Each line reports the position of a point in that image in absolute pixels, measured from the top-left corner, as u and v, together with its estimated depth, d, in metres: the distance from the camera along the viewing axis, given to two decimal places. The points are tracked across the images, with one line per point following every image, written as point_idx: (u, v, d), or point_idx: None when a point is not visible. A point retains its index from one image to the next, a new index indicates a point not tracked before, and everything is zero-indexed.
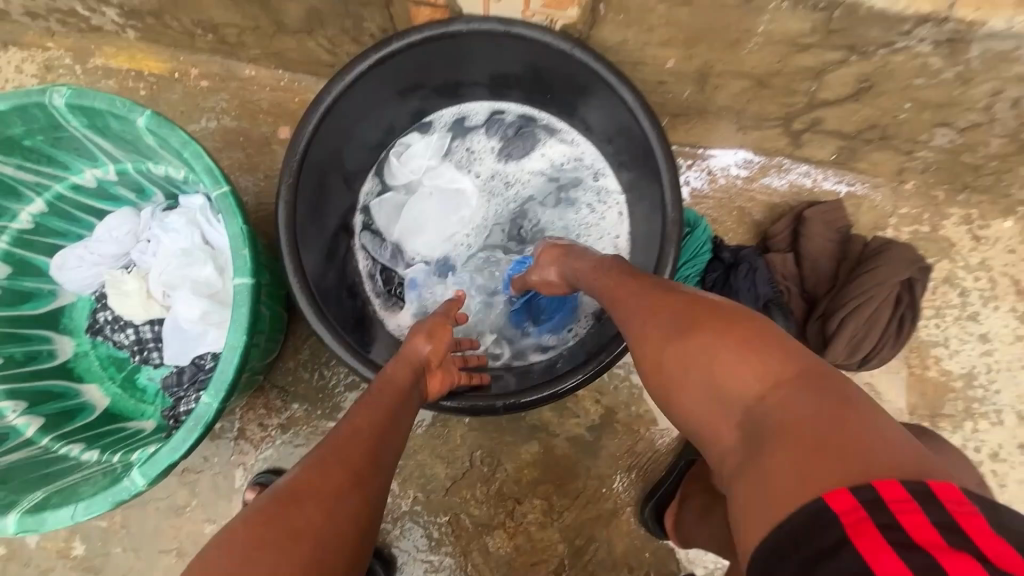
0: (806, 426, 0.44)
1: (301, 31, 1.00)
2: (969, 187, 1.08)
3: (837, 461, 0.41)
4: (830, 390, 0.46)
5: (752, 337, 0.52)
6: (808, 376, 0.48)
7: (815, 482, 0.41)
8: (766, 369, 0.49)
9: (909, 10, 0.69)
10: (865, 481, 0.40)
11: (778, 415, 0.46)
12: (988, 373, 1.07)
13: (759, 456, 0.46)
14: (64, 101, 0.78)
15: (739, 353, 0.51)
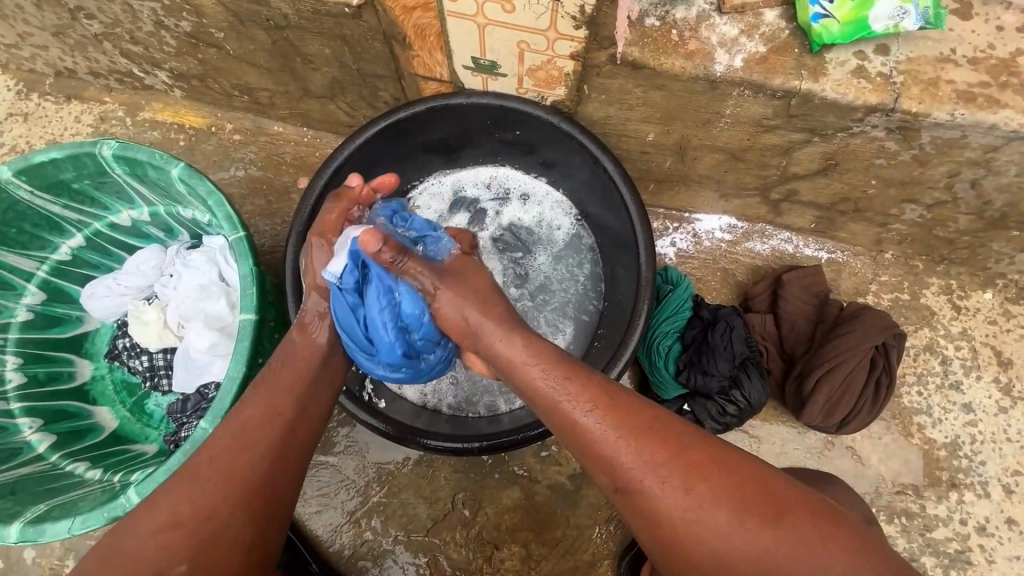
0: (719, 483, 0.59)
1: (324, 96, 1.12)
2: (946, 258, 1.12)
3: (753, 504, 0.58)
4: (705, 449, 0.61)
5: (642, 428, 0.62)
6: (686, 446, 0.61)
7: (751, 530, 0.58)
8: (669, 448, 0.61)
9: (858, 101, 0.76)
10: (771, 509, 0.58)
11: (694, 484, 0.59)
12: (972, 444, 1.08)
13: (702, 523, 0.59)
14: (112, 153, 0.90)
15: (646, 444, 0.61)
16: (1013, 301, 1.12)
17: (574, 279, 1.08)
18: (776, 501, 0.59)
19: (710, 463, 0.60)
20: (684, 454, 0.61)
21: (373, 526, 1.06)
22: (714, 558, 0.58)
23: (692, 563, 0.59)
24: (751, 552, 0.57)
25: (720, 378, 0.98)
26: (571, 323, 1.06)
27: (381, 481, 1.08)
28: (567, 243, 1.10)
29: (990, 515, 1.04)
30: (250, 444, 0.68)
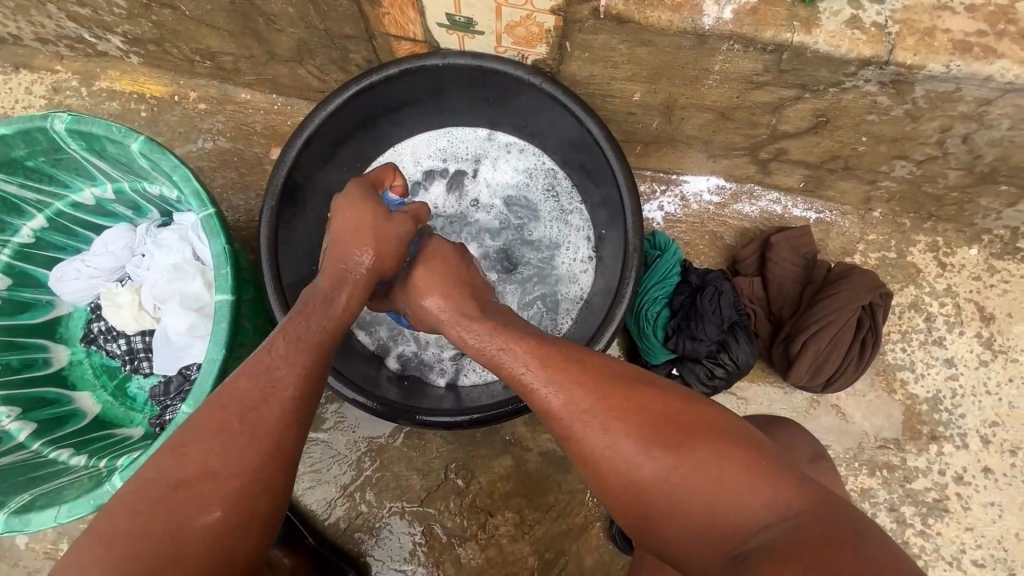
0: (645, 412, 0.59)
1: (291, 60, 1.06)
2: (934, 215, 1.11)
3: (680, 434, 0.58)
4: (633, 384, 0.62)
5: (569, 364, 0.64)
6: (612, 382, 0.62)
7: (677, 458, 0.56)
8: (597, 381, 0.62)
9: (851, 54, 0.73)
10: (700, 441, 0.57)
11: (623, 414, 0.59)
12: (953, 397, 1.10)
13: (632, 456, 0.58)
14: (65, 127, 0.84)
15: (572, 376, 0.63)
16: (997, 256, 1.12)
17: (565, 231, 1.05)
18: (705, 432, 0.58)
19: (639, 396, 0.61)
20: (605, 386, 0.61)
21: (367, 499, 1.07)
22: (646, 491, 0.57)
23: (626, 497, 0.58)
24: (673, 482, 0.56)
25: (708, 343, 0.98)
26: (568, 276, 1.04)
27: (373, 455, 1.08)
28: (548, 191, 1.06)
29: (968, 465, 1.08)
30: (275, 395, 0.61)
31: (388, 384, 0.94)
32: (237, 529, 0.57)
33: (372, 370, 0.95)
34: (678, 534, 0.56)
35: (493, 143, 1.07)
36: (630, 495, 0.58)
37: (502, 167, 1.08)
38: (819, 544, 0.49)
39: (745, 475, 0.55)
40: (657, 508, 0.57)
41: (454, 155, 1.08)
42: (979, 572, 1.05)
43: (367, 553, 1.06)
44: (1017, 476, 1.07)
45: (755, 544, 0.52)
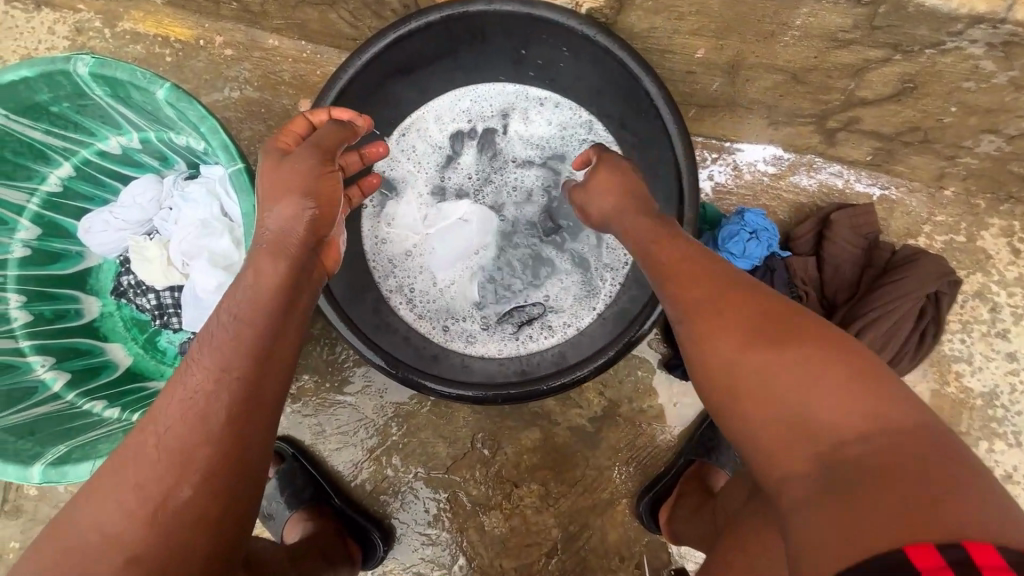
0: (761, 310, 0.57)
1: (322, 4, 0.98)
2: (1014, 197, 1.02)
3: (798, 335, 0.53)
4: (751, 289, 0.59)
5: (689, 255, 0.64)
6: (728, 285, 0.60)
7: (782, 354, 0.53)
8: (723, 275, 0.62)
9: (961, 10, 0.63)
10: (811, 343, 0.52)
11: (736, 297, 0.59)
12: (1011, 393, 1.03)
13: (742, 348, 0.55)
14: (87, 71, 0.79)
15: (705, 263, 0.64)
16: None
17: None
18: (813, 337, 0.53)
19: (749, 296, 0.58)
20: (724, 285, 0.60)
21: (393, 463, 1.07)
22: (747, 386, 0.54)
23: (727, 392, 0.55)
24: (779, 377, 0.52)
25: None
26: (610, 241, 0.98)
27: (400, 420, 1.07)
28: (584, 150, 1.00)
29: (1019, 464, 1.02)
30: (203, 408, 0.54)
31: (413, 351, 0.91)
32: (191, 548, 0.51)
33: (400, 336, 0.93)
34: (777, 435, 0.51)
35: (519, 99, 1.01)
36: (728, 393, 0.55)
37: (530, 127, 1.01)
38: (905, 468, 0.44)
39: (841, 386, 0.49)
40: (752, 400, 0.53)
41: (479, 114, 1.01)
42: None
43: (392, 515, 1.07)
44: None
45: (852, 454, 0.47)
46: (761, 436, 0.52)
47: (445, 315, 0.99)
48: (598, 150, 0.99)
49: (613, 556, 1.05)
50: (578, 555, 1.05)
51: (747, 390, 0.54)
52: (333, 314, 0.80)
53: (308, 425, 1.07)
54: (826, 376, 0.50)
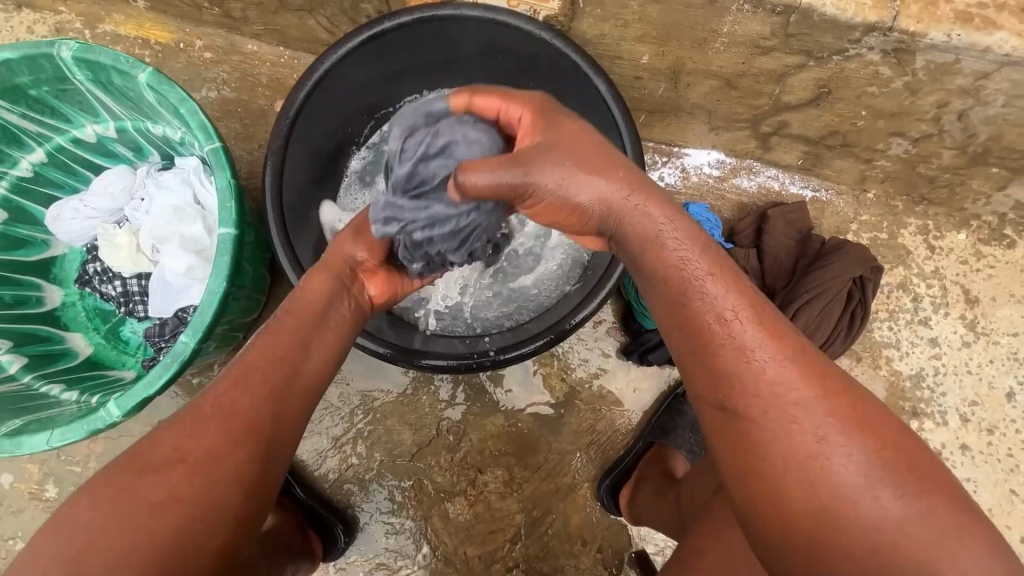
0: (884, 438, 0.56)
1: (301, 10, 1.06)
2: (926, 199, 1.14)
3: (909, 471, 0.55)
4: (859, 414, 0.57)
5: (814, 368, 0.58)
6: (847, 405, 0.57)
7: (908, 487, 0.54)
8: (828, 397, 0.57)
9: (857, 18, 0.75)
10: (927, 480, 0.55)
11: (861, 434, 0.56)
12: (935, 376, 1.13)
13: (860, 485, 0.54)
14: (72, 55, 0.83)
15: (828, 387, 0.57)
16: (985, 242, 1.15)
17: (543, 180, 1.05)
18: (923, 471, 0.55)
19: (869, 419, 0.57)
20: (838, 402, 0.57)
21: (358, 452, 1.08)
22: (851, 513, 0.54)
23: (804, 513, 0.55)
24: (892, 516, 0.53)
25: None
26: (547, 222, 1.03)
27: (366, 409, 1.09)
28: None
29: (946, 442, 1.11)
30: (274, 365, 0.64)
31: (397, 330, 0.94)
32: (184, 530, 0.56)
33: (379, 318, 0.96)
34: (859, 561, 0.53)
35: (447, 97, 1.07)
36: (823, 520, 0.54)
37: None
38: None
39: (950, 526, 0.52)
40: (853, 531, 0.53)
41: None
42: None
43: (356, 505, 1.07)
44: (992, 454, 1.11)
45: None
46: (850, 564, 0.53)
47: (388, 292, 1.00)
48: None
49: (576, 540, 1.07)
50: (541, 540, 1.06)
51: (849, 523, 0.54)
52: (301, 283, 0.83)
53: None
54: (938, 515, 0.53)
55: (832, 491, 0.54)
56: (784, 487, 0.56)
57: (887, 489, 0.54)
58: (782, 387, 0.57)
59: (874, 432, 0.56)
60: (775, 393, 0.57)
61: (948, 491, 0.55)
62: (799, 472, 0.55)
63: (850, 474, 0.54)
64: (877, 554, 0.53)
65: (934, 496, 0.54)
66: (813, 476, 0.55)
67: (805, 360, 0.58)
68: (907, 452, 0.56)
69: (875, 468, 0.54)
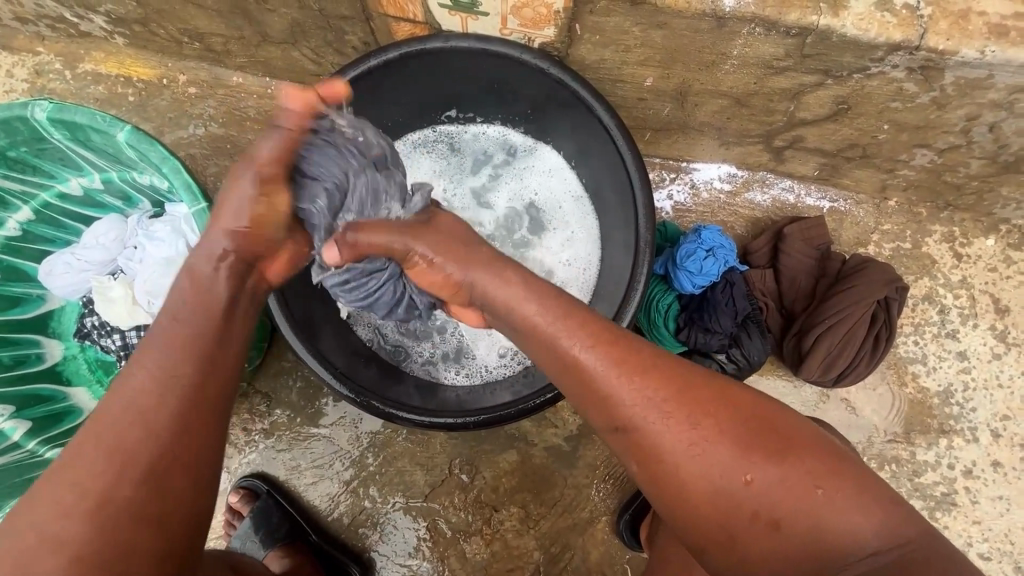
0: (750, 415, 0.54)
1: (284, 42, 1.01)
2: (952, 205, 1.08)
3: (775, 439, 0.53)
4: (719, 405, 0.55)
5: (660, 376, 0.56)
6: (706, 406, 0.54)
7: (784, 461, 0.52)
8: (685, 406, 0.54)
9: (880, 38, 0.69)
10: (791, 437, 0.54)
11: (728, 434, 0.53)
12: (964, 391, 1.08)
13: (749, 484, 0.52)
14: (46, 115, 0.80)
15: (680, 395, 0.55)
16: (1015, 247, 1.09)
17: (566, 209, 1.01)
18: (792, 436, 0.54)
19: (727, 406, 0.55)
20: (692, 400, 0.54)
21: (370, 495, 1.06)
22: (759, 514, 0.52)
23: (728, 538, 0.53)
24: (785, 501, 0.51)
25: (721, 336, 0.95)
26: (577, 251, 1.00)
27: (376, 450, 1.06)
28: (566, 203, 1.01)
29: (977, 459, 1.07)
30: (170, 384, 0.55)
31: (400, 386, 0.91)
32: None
33: (387, 372, 0.93)
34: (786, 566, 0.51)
35: (454, 136, 1.04)
36: (739, 537, 0.53)
37: (472, 165, 1.05)
38: (907, 518, 0.51)
39: (841, 486, 0.52)
40: (765, 533, 0.52)
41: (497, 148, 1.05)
42: (985, 565, 1.05)
43: (371, 548, 1.06)
44: None
45: (869, 556, 0.50)
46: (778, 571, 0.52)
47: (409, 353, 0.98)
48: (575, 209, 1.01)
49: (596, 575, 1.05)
50: None
51: (761, 527, 0.52)
52: (295, 341, 0.80)
53: (283, 460, 1.06)
54: (818, 472, 0.52)
55: (699, 474, 0.53)
56: (658, 487, 0.55)
57: (743, 458, 0.53)
58: (638, 408, 0.55)
59: (740, 420, 0.54)
60: (618, 402, 0.55)
61: (794, 429, 0.54)
62: (712, 503, 0.53)
63: (709, 450, 0.53)
64: (753, 511, 0.52)
65: (813, 452, 0.53)
66: (683, 474, 0.54)
67: (634, 355, 0.57)
68: (749, 407, 0.55)
69: (727, 434, 0.53)
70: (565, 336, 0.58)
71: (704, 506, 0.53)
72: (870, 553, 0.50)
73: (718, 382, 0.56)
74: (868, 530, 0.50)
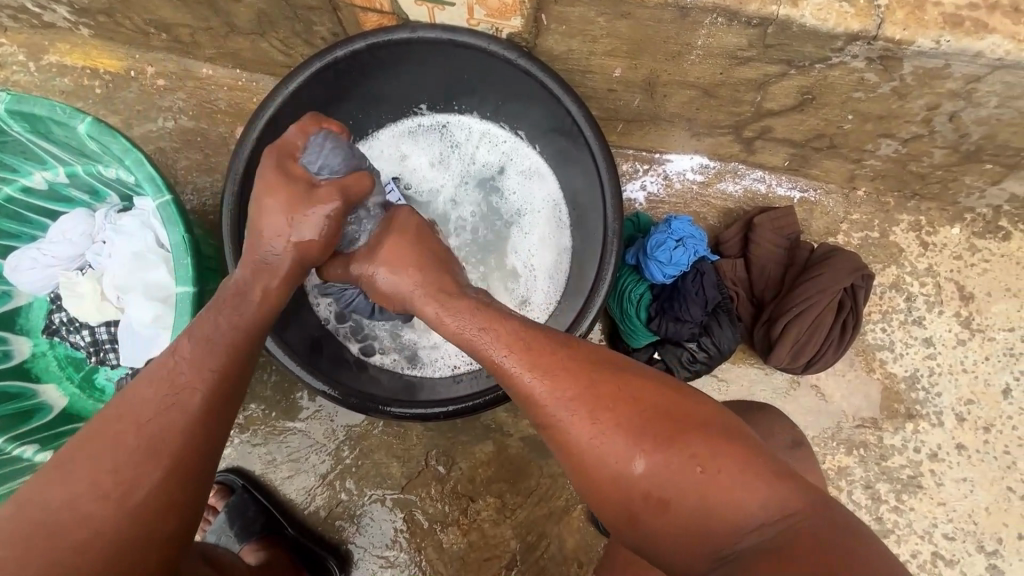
0: (651, 400, 0.56)
1: (253, 33, 0.99)
2: (918, 194, 1.10)
3: (677, 423, 0.55)
4: (624, 393, 0.56)
5: (562, 367, 0.59)
6: (606, 395, 0.56)
7: (682, 446, 0.53)
8: (589, 395, 0.57)
9: (839, 28, 0.69)
10: (692, 424, 0.55)
11: (628, 417, 0.55)
12: (930, 376, 1.11)
13: (643, 469, 0.54)
14: (5, 107, 0.79)
15: (585, 382, 0.57)
16: (979, 236, 1.11)
17: (542, 216, 1.01)
18: (692, 420, 0.55)
19: (629, 392, 0.57)
20: (593, 387, 0.57)
21: (347, 488, 1.06)
22: (655, 499, 0.53)
23: (630, 520, 0.55)
24: (680, 485, 0.53)
25: (691, 325, 0.96)
26: (552, 258, 0.99)
27: (352, 443, 1.07)
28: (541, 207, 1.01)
29: (942, 443, 1.09)
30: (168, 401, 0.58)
31: (374, 380, 0.91)
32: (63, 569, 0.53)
33: (358, 365, 0.93)
34: (681, 548, 0.53)
35: (449, 130, 1.03)
36: (636, 521, 0.55)
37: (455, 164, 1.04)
38: (804, 507, 0.51)
39: (736, 469, 0.53)
40: (661, 518, 0.53)
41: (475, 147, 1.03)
42: (950, 545, 1.08)
43: (348, 540, 1.06)
44: (989, 452, 1.10)
45: (751, 541, 0.50)
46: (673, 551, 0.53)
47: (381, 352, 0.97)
48: (550, 216, 1.00)
49: (572, 562, 1.06)
50: (537, 564, 1.06)
51: (659, 513, 0.53)
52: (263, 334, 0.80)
53: (258, 454, 1.06)
54: (714, 455, 0.53)
55: (597, 459, 0.55)
56: (575, 472, 0.57)
57: (636, 444, 0.54)
58: (545, 397, 0.58)
59: (642, 406, 0.56)
60: (532, 393, 0.59)
61: (696, 414, 0.56)
62: (612, 488, 0.55)
63: (610, 436, 0.55)
64: (648, 493, 0.54)
65: (707, 438, 0.54)
66: (586, 459, 0.56)
67: (541, 346, 0.60)
68: (652, 394, 0.57)
69: (631, 420, 0.55)
70: (487, 335, 0.63)
71: (604, 490, 0.56)
72: (757, 530, 0.51)
73: (627, 372, 0.59)
74: (753, 510, 0.51)
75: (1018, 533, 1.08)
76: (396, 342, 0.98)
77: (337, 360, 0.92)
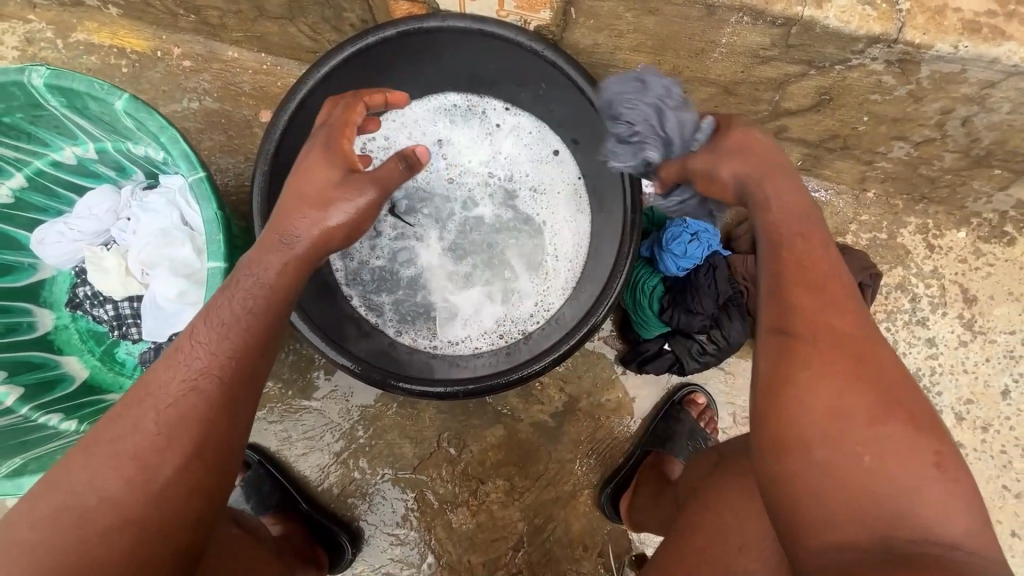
0: (891, 380, 0.55)
1: (282, 17, 1.01)
2: (927, 197, 1.12)
3: (898, 409, 0.53)
4: (873, 368, 0.55)
5: (867, 347, 0.56)
6: (858, 358, 0.55)
7: (903, 436, 0.52)
8: (871, 364, 0.55)
9: (861, 31, 0.72)
10: (916, 422, 0.53)
11: (846, 373, 0.54)
12: (931, 376, 1.13)
13: (851, 431, 0.52)
14: (43, 81, 0.80)
15: (867, 348, 0.56)
16: (985, 240, 1.14)
17: (561, 198, 1.03)
18: (917, 419, 0.53)
19: (886, 370, 0.55)
20: (876, 362, 0.55)
21: (360, 466, 1.09)
22: (842, 465, 0.51)
23: (798, 470, 0.53)
24: (881, 464, 0.51)
25: (703, 317, 0.99)
26: (568, 241, 1.03)
27: (366, 423, 1.09)
28: (559, 189, 1.03)
29: None
30: None
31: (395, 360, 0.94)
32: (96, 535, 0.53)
33: (380, 346, 0.96)
34: (841, 521, 0.50)
35: (475, 107, 1.04)
36: (801, 474, 0.53)
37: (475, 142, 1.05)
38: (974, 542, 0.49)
39: (937, 484, 0.50)
40: (837, 484, 0.51)
41: (495, 127, 1.05)
42: None
43: (360, 518, 1.09)
44: (986, 451, 1.13)
45: (933, 550, 0.48)
46: (830, 521, 0.51)
47: (403, 329, 1.01)
48: (568, 198, 1.03)
49: (577, 545, 1.09)
50: (543, 546, 1.09)
51: (831, 477, 0.52)
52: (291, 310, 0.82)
53: (274, 431, 1.09)
54: (920, 460, 0.51)
55: (810, 405, 0.54)
56: (772, 409, 0.56)
57: (869, 410, 0.53)
58: (784, 326, 0.58)
59: (874, 384, 0.54)
60: (789, 309, 0.58)
61: (920, 418, 0.53)
62: (805, 431, 0.54)
63: (840, 397, 0.53)
64: (845, 459, 0.52)
65: (928, 446, 0.52)
66: (798, 400, 0.55)
67: (820, 288, 0.59)
68: (891, 376, 0.55)
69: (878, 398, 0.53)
70: (779, 220, 0.63)
71: (791, 436, 0.54)
72: (938, 540, 0.48)
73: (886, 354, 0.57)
74: (942, 524, 0.49)
75: (1011, 530, 1.11)
76: (417, 320, 1.01)
77: (359, 339, 0.94)
